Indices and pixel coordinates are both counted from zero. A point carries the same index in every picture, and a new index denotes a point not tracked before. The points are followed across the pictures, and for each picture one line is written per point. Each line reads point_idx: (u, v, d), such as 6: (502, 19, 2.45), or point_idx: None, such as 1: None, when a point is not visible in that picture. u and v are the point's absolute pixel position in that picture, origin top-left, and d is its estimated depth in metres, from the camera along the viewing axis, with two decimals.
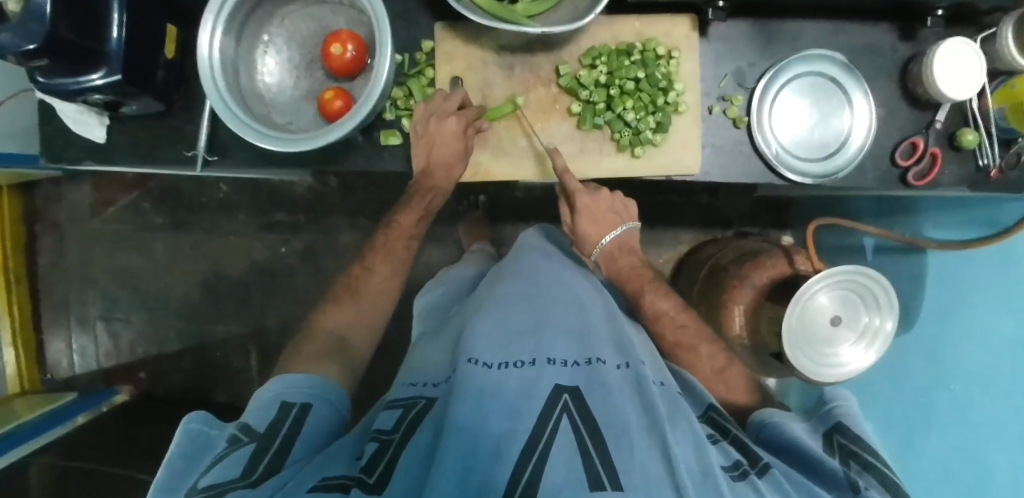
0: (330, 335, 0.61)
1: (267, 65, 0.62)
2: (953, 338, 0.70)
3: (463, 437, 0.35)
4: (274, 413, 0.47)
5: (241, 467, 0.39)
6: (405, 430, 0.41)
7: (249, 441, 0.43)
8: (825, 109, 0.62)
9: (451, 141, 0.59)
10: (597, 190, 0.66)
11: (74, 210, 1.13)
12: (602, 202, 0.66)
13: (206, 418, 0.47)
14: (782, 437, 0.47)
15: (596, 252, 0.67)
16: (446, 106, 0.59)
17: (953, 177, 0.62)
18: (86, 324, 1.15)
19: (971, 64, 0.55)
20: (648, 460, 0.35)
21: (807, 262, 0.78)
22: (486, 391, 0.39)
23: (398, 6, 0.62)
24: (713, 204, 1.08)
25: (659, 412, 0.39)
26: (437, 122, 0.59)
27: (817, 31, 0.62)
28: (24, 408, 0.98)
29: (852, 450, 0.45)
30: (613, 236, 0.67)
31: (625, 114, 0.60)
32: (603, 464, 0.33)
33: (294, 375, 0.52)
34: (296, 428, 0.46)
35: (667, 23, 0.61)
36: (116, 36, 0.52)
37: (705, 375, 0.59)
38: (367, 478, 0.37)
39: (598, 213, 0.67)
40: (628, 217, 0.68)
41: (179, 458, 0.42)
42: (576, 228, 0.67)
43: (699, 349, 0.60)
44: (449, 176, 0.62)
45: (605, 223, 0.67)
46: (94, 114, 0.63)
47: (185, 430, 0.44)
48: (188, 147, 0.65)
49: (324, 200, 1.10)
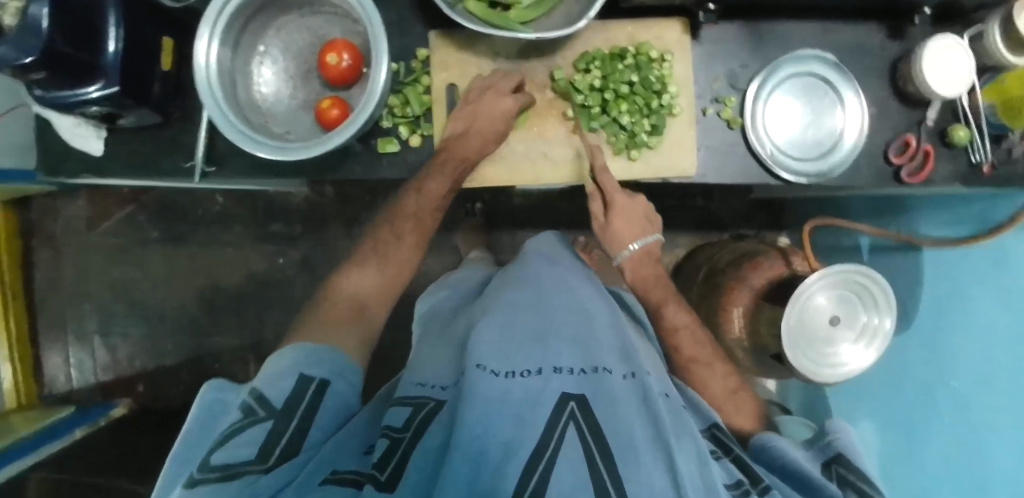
0: (351, 301, 0.61)
1: (263, 76, 0.62)
2: (946, 340, 0.71)
3: (471, 447, 0.35)
4: (292, 388, 0.46)
5: (255, 449, 0.39)
6: (415, 430, 0.41)
7: (265, 418, 0.42)
8: (817, 108, 0.63)
9: (497, 115, 0.58)
10: (635, 194, 0.64)
11: (70, 225, 1.13)
12: (639, 208, 0.64)
13: (226, 387, 0.48)
14: (784, 463, 0.47)
15: (625, 253, 0.64)
16: (503, 86, 0.59)
17: (946, 173, 0.63)
18: (83, 339, 1.14)
19: (957, 57, 0.56)
20: (654, 471, 0.36)
21: (804, 262, 0.78)
22: (493, 398, 0.39)
23: (393, 14, 0.63)
24: (709, 207, 1.08)
25: (665, 423, 0.39)
26: (492, 96, 0.59)
27: (807, 32, 0.63)
28: (22, 423, 0.97)
29: (851, 480, 0.46)
30: (642, 243, 0.64)
31: (620, 117, 0.60)
32: (610, 476, 0.34)
33: (310, 348, 0.50)
34: (312, 409, 0.45)
35: (659, 27, 0.61)
36: (113, 49, 0.52)
37: (718, 395, 0.59)
38: (378, 474, 0.37)
39: (633, 216, 0.64)
40: (656, 229, 0.66)
41: (197, 432, 0.43)
42: (608, 226, 0.64)
43: (720, 370, 0.61)
44: (482, 151, 0.60)
45: (637, 227, 0.64)
46: (91, 127, 0.63)
47: (206, 399, 0.46)
48: (185, 158, 0.65)
49: (320, 210, 1.10)
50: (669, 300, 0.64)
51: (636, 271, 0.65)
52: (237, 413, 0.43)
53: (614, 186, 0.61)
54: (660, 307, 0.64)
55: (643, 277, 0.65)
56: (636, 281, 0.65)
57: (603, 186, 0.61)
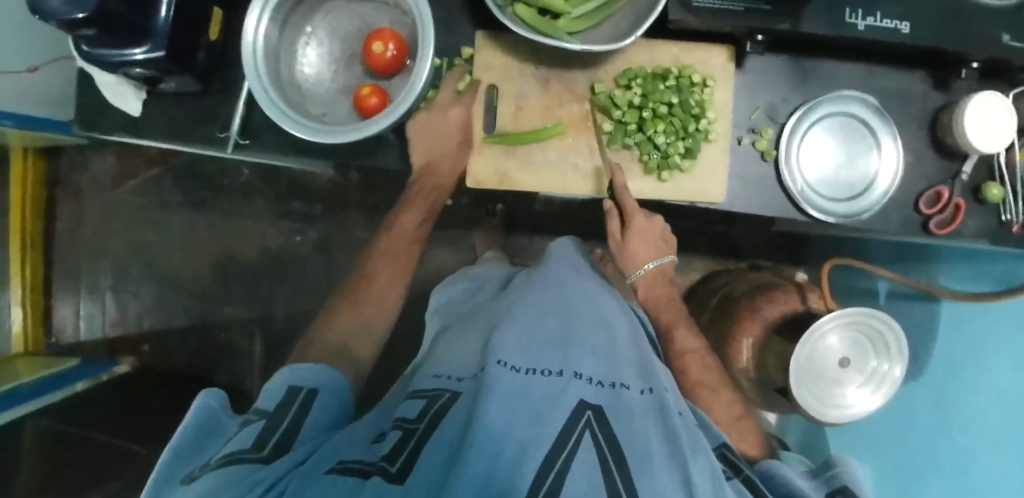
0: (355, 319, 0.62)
1: (307, 57, 0.63)
2: (953, 392, 0.70)
3: (491, 436, 0.34)
4: (283, 395, 0.48)
5: (251, 441, 0.41)
6: (429, 420, 0.41)
7: (257, 420, 0.44)
8: (853, 150, 0.63)
9: (450, 130, 0.61)
10: (654, 215, 0.63)
11: (96, 180, 1.14)
12: (656, 229, 0.63)
13: (220, 397, 0.48)
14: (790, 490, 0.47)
15: (637, 273, 0.65)
16: (444, 98, 0.62)
17: (976, 229, 0.63)
18: (95, 293, 1.15)
19: (1000, 114, 0.56)
20: (669, 485, 0.36)
21: (819, 300, 0.79)
22: (513, 395, 0.39)
23: (442, 11, 0.64)
24: (728, 234, 1.08)
25: (681, 439, 0.40)
26: (439, 112, 0.61)
27: (851, 74, 0.63)
28: (26, 369, 0.98)
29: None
30: (657, 264, 0.64)
31: (655, 137, 0.60)
32: (625, 488, 0.34)
33: (302, 367, 0.52)
34: (304, 410, 0.46)
35: (704, 51, 0.61)
36: (163, 15, 0.53)
37: (722, 419, 0.60)
38: (390, 467, 0.36)
39: (648, 237, 0.63)
40: (672, 250, 0.65)
41: (193, 431, 0.43)
42: (624, 244, 0.63)
43: (725, 397, 0.62)
44: (454, 169, 0.64)
45: (653, 249, 0.64)
46: (132, 87, 0.63)
47: (202, 403, 0.46)
48: (221, 129, 0.66)
49: (342, 194, 1.10)
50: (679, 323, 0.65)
51: (648, 291, 0.66)
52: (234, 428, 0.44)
53: (633, 204, 0.60)
54: (670, 327, 0.65)
55: (655, 297, 0.66)
56: (648, 296, 0.66)
57: (624, 206, 0.60)
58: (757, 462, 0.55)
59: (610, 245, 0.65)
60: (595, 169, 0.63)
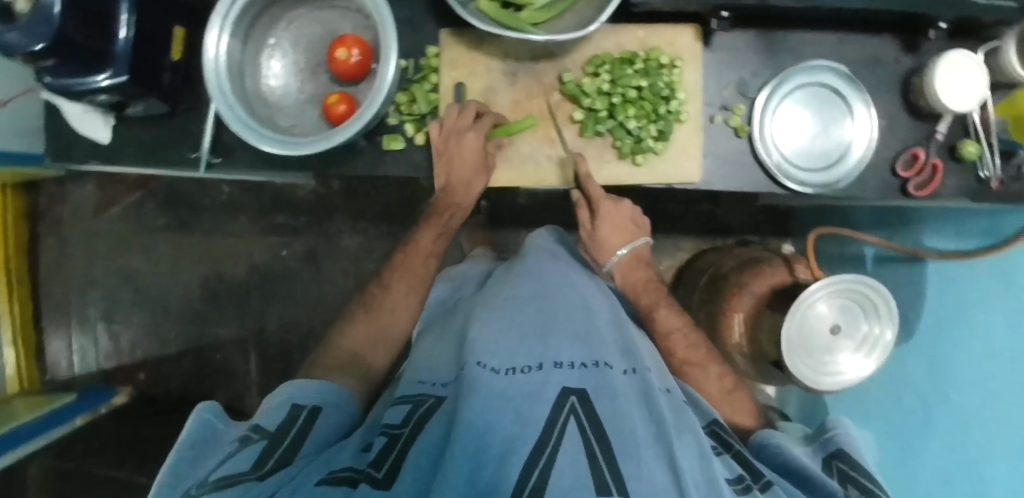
0: (345, 351, 0.62)
1: (272, 69, 0.62)
2: (949, 352, 0.69)
3: (472, 438, 0.35)
4: (285, 415, 0.48)
5: (251, 462, 0.41)
6: (414, 424, 0.43)
7: (259, 439, 0.44)
8: (826, 119, 0.63)
9: (471, 157, 0.59)
10: (620, 199, 0.64)
11: (76, 211, 1.14)
12: (625, 213, 0.64)
13: (214, 408, 0.49)
14: (785, 458, 0.47)
15: (613, 259, 0.66)
16: (461, 124, 0.59)
17: (955, 188, 0.63)
18: (86, 325, 1.15)
19: (972, 75, 0.56)
20: (656, 467, 0.36)
21: (808, 272, 0.78)
22: (494, 394, 0.40)
23: (405, 12, 0.63)
24: (714, 212, 1.08)
25: (666, 420, 0.40)
26: (456, 140, 0.59)
27: (819, 43, 0.63)
28: (23, 408, 0.98)
29: (852, 476, 0.47)
30: (630, 248, 0.65)
31: (627, 122, 0.60)
32: (612, 472, 0.34)
33: (303, 382, 0.53)
34: (304, 432, 0.47)
35: (670, 32, 0.61)
36: (123, 36, 0.52)
37: (712, 392, 0.59)
38: (376, 473, 0.37)
39: (618, 222, 0.64)
40: (644, 232, 0.67)
41: (189, 452, 0.44)
42: (595, 233, 0.65)
43: (713, 370, 0.60)
44: (468, 194, 0.63)
45: (624, 233, 0.65)
46: (99, 114, 0.63)
47: (198, 421, 0.47)
48: (191, 148, 0.65)
49: (326, 203, 1.10)
50: (660, 302, 0.64)
51: (626, 275, 0.67)
52: (234, 444, 0.45)
53: (599, 193, 0.61)
54: (649, 310, 0.64)
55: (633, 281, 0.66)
56: (627, 282, 0.66)
57: (590, 195, 0.61)
58: (753, 433, 0.54)
59: (584, 233, 0.67)
60: (561, 159, 0.63)
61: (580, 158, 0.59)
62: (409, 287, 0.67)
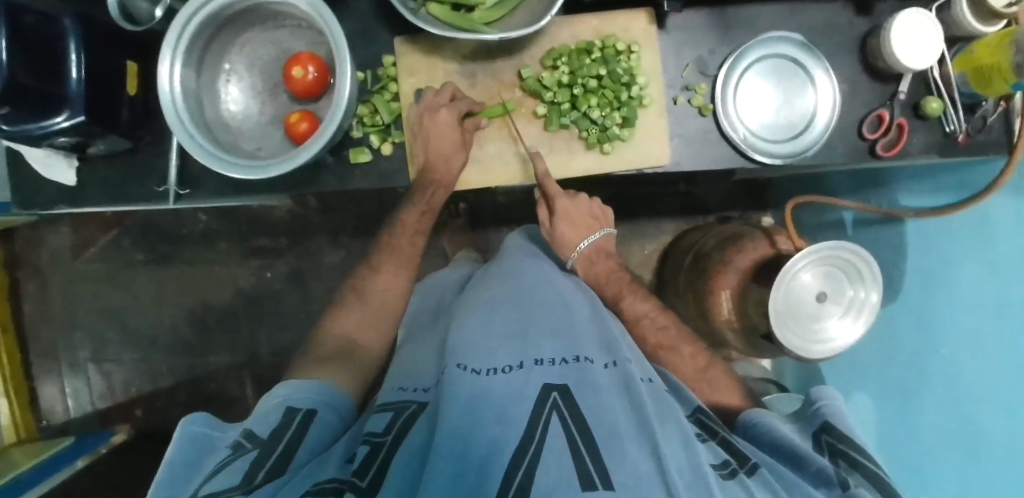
0: (333, 351, 0.62)
1: (231, 94, 0.62)
2: (934, 309, 0.68)
3: (454, 443, 0.36)
4: (279, 419, 0.48)
5: (241, 474, 0.39)
6: (396, 432, 0.43)
7: (251, 448, 0.43)
8: (788, 90, 0.63)
9: (447, 132, 0.59)
10: (576, 195, 0.69)
11: (55, 254, 1.13)
12: (582, 208, 0.69)
13: (204, 418, 0.47)
14: (771, 437, 0.48)
15: (574, 254, 0.69)
16: (437, 100, 0.60)
17: (922, 145, 0.63)
18: (77, 368, 1.14)
19: (926, 32, 0.56)
20: (640, 457, 0.36)
21: (789, 242, 0.77)
22: (474, 395, 0.40)
23: (356, 24, 0.62)
24: (692, 192, 1.08)
25: (647, 409, 0.40)
26: (430, 118, 0.60)
27: (773, 14, 0.63)
28: (22, 457, 0.98)
29: (840, 448, 0.47)
30: (591, 241, 0.69)
31: (590, 112, 0.60)
32: (595, 464, 0.34)
33: (298, 382, 0.53)
34: (296, 441, 0.46)
35: (624, 19, 0.61)
36: (75, 76, 0.52)
37: (688, 373, 0.59)
38: (359, 481, 0.38)
39: (576, 217, 0.69)
40: (604, 225, 0.71)
41: (180, 464, 0.43)
42: (555, 231, 0.69)
43: (686, 352, 0.61)
44: (450, 168, 0.61)
45: (584, 227, 0.70)
46: (61, 156, 0.62)
47: (187, 431, 0.45)
48: (159, 182, 0.65)
49: (305, 222, 1.09)
50: (625, 291, 0.67)
51: (590, 268, 0.70)
52: (226, 450, 0.43)
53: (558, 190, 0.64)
54: (618, 299, 0.66)
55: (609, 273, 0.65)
56: (589, 275, 0.69)
57: (549, 193, 0.64)
58: (740, 411, 0.55)
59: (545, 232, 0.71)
60: (522, 156, 0.63)
61: (537, 156, 0.61)
62: (390, 297, 0.67)
